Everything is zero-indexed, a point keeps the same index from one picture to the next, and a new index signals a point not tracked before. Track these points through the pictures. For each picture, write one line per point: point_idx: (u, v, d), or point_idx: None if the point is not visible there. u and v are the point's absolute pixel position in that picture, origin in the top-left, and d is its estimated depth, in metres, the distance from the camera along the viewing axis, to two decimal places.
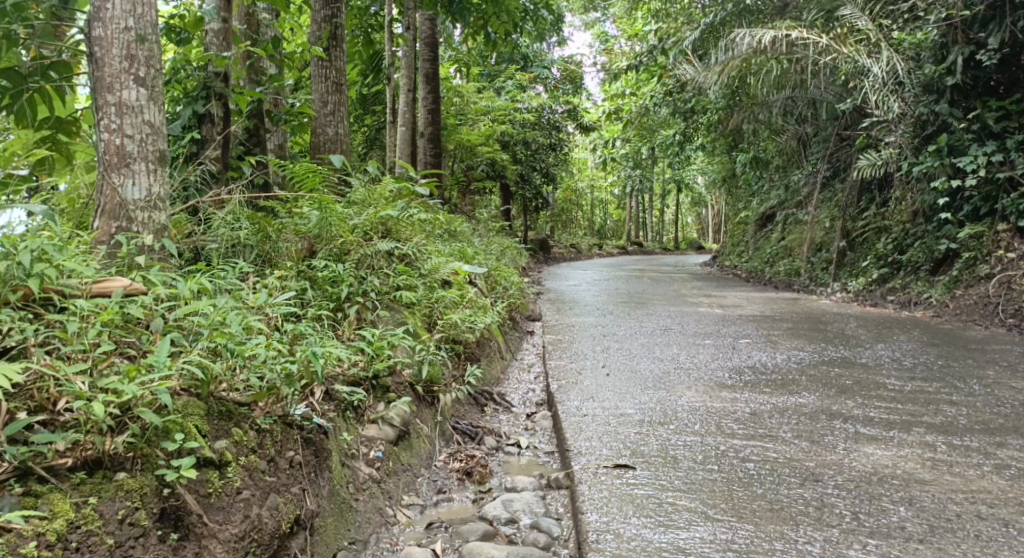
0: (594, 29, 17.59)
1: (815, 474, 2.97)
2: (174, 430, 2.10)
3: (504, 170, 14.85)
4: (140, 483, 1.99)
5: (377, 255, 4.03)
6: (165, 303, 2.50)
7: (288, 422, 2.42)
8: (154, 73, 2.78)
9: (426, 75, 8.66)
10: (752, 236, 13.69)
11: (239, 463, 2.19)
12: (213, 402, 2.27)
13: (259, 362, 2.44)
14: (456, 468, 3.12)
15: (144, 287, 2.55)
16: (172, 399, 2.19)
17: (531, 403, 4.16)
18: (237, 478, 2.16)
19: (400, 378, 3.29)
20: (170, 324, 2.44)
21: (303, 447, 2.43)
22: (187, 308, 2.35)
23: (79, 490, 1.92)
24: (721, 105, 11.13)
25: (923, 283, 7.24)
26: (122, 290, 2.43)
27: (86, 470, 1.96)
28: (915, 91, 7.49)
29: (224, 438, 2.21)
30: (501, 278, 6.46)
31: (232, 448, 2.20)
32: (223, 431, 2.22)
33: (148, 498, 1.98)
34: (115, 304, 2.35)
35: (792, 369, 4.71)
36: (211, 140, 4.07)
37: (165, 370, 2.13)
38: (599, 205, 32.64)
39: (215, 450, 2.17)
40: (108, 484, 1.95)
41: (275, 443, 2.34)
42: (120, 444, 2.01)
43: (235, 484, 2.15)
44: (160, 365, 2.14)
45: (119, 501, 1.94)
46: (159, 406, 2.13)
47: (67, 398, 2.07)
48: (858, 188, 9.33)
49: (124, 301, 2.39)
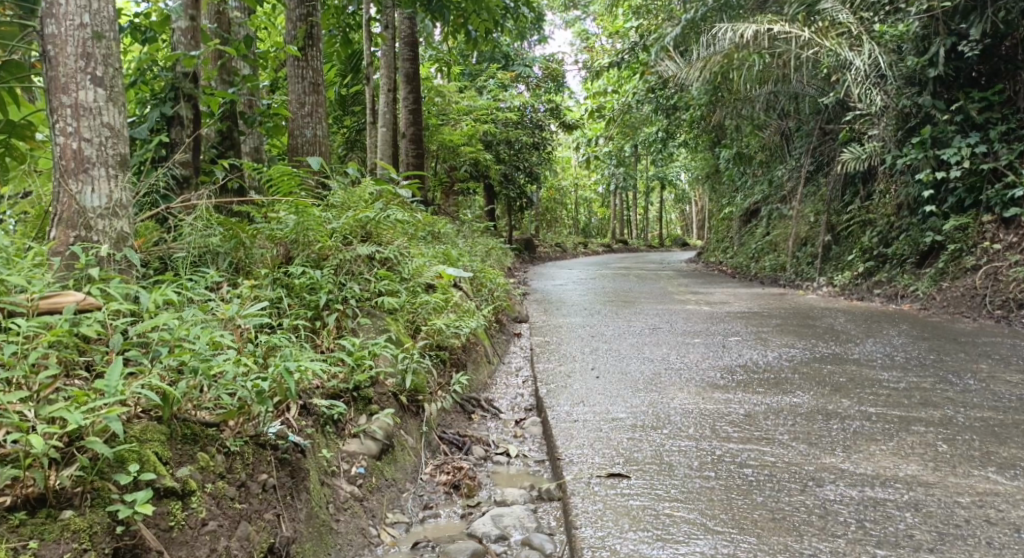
0: (575, 27, 17.46)
1: (816, 479, 2.87)
2: (130, 460, 1.97)
3: (488, 170, 14.73)
4: (88, 522, 1.84)
5: (357, 259, 3.88)
6: (124, 318, 2.34)
7: (260, 442, 2.28)
8: (112, 73, 2.62)
9: (407, 75, 8.52)
10: (738, 232, 13.64)
11: (205, 491, 2.06)
12: (176, 424, 2.14)
13: (228, 379, 2.28)
14: (443, 481, 2.99)
15: (99, 302, 2.38)
16: (129, 424, 2.05)
17: (520, 409, 4.04)
18: (203, 509, 2.02)
19: (383, 388, 3.15)
20: (128, 342, 2.30)
21: (277, 468, 2.28)
22: (148, 324, 2.20)
23: (18, 534, 1.78)
24: (704, 102, 11.07)
25: (909, 275, 7.19)
26: (74, 306, 2.26)
27: (27, 510, 1.83)
28: (898, 83, 7.45)
29: (188, 464, 2.08)
30: (487, 279, 6.33)
31: (198, 476, 2.07)
32: (187, 457, 2.09)
33: (99, 538, 1.83)
34: (65, 322, 2.20)
35: (784, 367, 4.62)
36: (180, 143, 3.86)
37: (117, 395, 1.98)
38: (583, 203, 32.58)
39: (178, 479, 2.03)
40: (52, 524, 1.81)
41: (246, 466, 2.20)
42: (66, 478, 1.87)
43: (200, 514, 2.01)
44: (110, 390, 1.97)
45: (65, 543, 1.79)
46: (112, 434, 1.99)
47: (7, 429, 1.90)
48: (842, 182, 9.29)
49: (75, 318, 2.24)
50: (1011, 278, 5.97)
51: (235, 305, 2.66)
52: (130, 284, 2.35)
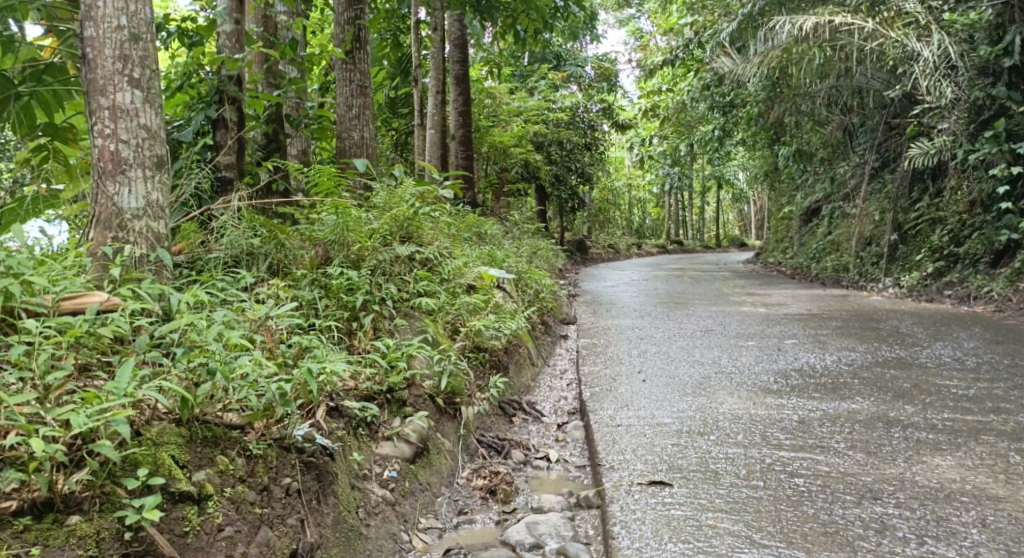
0: (629, 26, 17.22)
1: (874, 491, 2.70)
2: (143, 463, 1.96)
3: (538, 171, 14.62)
4: (95, 528, 1.83)
5: (396, 260, 3.86)
6: (147, 319, 2.37)
7: (285, 446, 2.26)
8: (149, 74, 2.66)
9: (457, 77, 8.52)
10: (797, 232, 13.24)
11: (223, 496, 2.04)
12: (197, 427, 2.14)
13: (252, 382, 2.27)
14: (480, 486, 2.92)
15: (121, 302, 2.44)
16: (145, 428, 2.05)
17: (562, 412, 3.95)
18: (220, 514, 2.00)
19: (419, 390, 3.10)
20: (151, 343, 2.32)
21: (302, 472, 2.25)
22: (170, 326, 2.23)
23: (21, 540, 1.76)
24: (762, 98, 10.76)
25: (982, 276, 6.83)
26: (96, 307, 2.34)
27: (33, 515, 1.81)
28: (969, 74, 7.10)
29: (207, 467, 2.07)
30: (533, 280, 6.24)
31: (216, 480, 2.06)
32: (206, 460, 2.08)
33: (106, 544, 1.82)
34: (85, 323, 2.24)
35: (843, 371, 4.41)
36: (224, 146, 3.92)
37: (124, 397, 1.99)
38: (638, 203, 32.18)
39: (194, 483, 2.02)
40: (57, 530, 1.80)
41: (269, 470, 2.18)
42: (74, 484, 1.86)
43: (216, 520, 1.99)
44: (120, 390, 1.99)
45: (70, 550, 1.78)
46: (122, 439, 1.99)
47: (16, 431, 1.91)
48: (909, 178, 8.90)
49: (95, 320, 2.28)
50: None
51: (266, 307, 2.66)
52: (160, 286, 2.37)
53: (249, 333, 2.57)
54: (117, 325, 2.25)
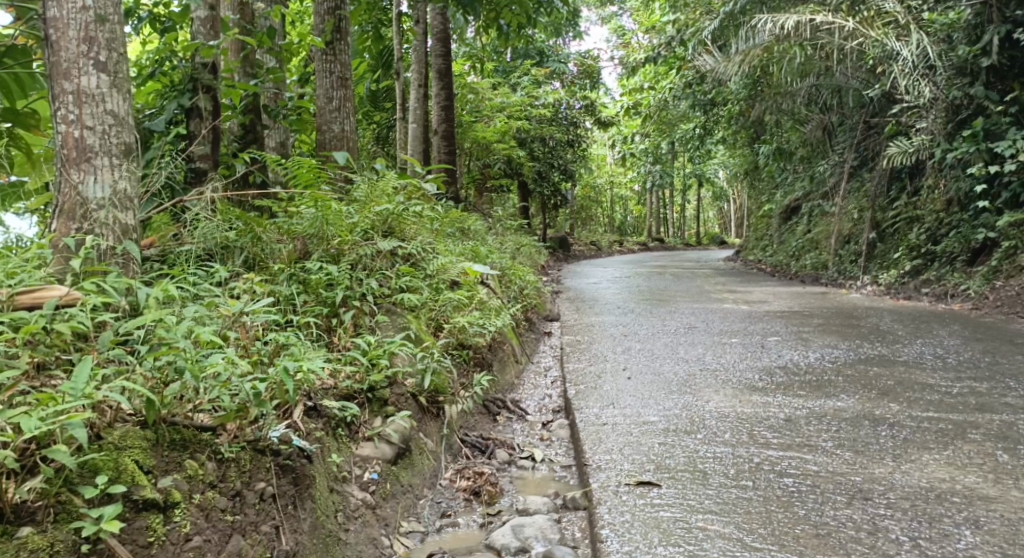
0: (611, 23, 17.15)
1: (864, 491, 2.65)
2: (104, 469, 1.85)
3: (521, 168, 14.55)
4: (50, 540, 1.72)
5: (377, 255, 3.75)
6: (112, 315, 2.27)
7: (260, 448, 2.16)
8: (116, 58, 2.56)
9: (438, 71, 8.38)
10: (777, 230, 13.27)
11: (191, 503, 1.94)
12: (164, 429, 2.03)
13: (224, 381, 2.16)
14: (463, 487, 2.84)
15: (83, 296, 2.32)
16: (107, 431, 1.95)
17: (547, 410, 3.87)
18: (187, 523, 1.90)
19: (401, 389, 3.01)
20: (116, 340, 2.21)
21: (278, 476, 2.15)
22: (136, 322, 2.13)
23: None
24: (744, 95, 10.74)
25: (960, 274, 6.86)
26: (53, 301, 2.21)
27: None
28: (948, 74, 7.12)
29: (174, 473, 1.96)
30: (517, 277, 6.15)
31: (185, 487, 1.95)
32: (173, 465, 1.98)
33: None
34: (42, 319, 2.13)
35: (827, 369, 4.38)
36: (198, 135, 3.79)
37: (80, 399, 1.87)
38: (619, 201, 32.18)
39: (160, 490, 1.91)
40: (7, 543, 1.68)
41: (242, 474, 2.08)
42: (27, 493, 1.76)
43: (183, 529, 1.88)
44: (76, 392, 1.88)
45: None
46: (80, 445, 1.89)
47: None
48: (888, 177, 8.93)
49: (52, 316, 2.16)
50: None
51: (241, 303, 2.56)
52: (127, 280, 2.26)
53: (223, 329, 2.47)
54: (78, 320, 2.14)
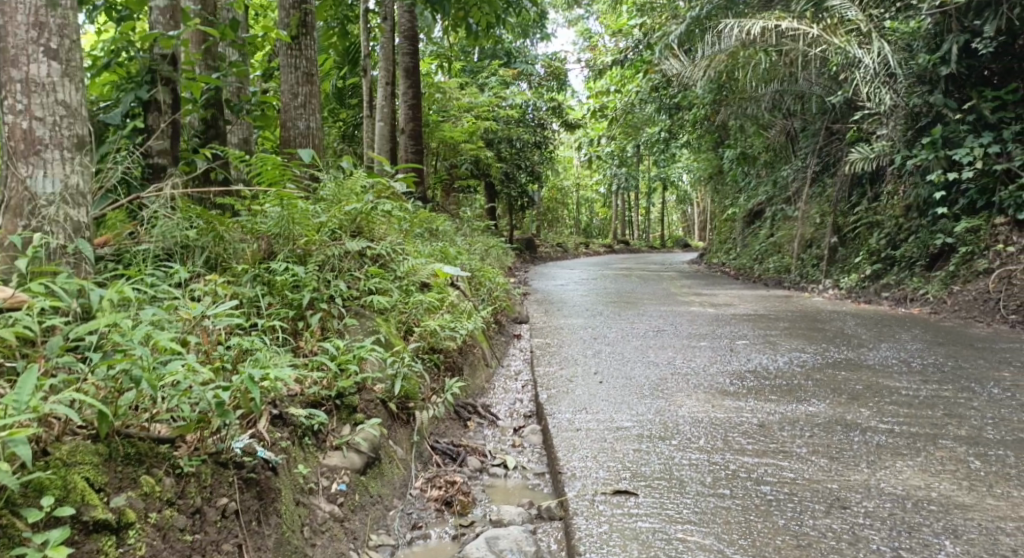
0: (578, 26, 17.16)
1: (842, 499, 2.62)
2: (51, 488, 1.74)
3: (489, 168, 14.48)
4: None
5: (345, 255, 3.63)
6: (61, 320, 2.12)
7: (222, 461, 2.05)
8: (69, 45, 2.42)
9: (406, 69, 8.25)
10: (740, 233, 13.38)
11: (147, 522, 1.83)
12: (118, 442, 1.91)
13: (184, 390, 2.04)
14: (435, 497, 2.73)
15: (27, 299, 2.19)
16: (54, 447, 1.82)
17: (518, 415, 3.79)
18: (142, 544, 1.79)
19: (371, 395, 2.90)
20: (65, 346, 2.07)
21: (241, 491, 2.03)
22: (87, 326, 1.98)
23: None
24: (709, 101, 10.77)
25: (919, 278, 6.95)
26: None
27: None
28: (909, 82, 7.22)
29: (128, 490, 1.85)
30: (486, 279, 6.06)
31: (140, 505, 1.84)
32: (128, 481, 1.86)
33: None
34: None
35: (796, 373, 4.37)
36: (156, 129, 3.64)
37: (25, 413, 1.74)
38: (585, 203, 32.27)
39: (113, 509, 1.80)
40: None
41: (202, 489, 1.96)
42: None
43: (138, 551, 1.78)
44: (20, 404, 1.74)
45: None
46: (24, 462, 1.76)
47: None
48: (849, 182, 9.05)
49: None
50: None
51: (202, 306, 2.42)
52: (78, 281, 2.12)
53: (182, 333, 2.33)
54: (24, 325, 2.00)
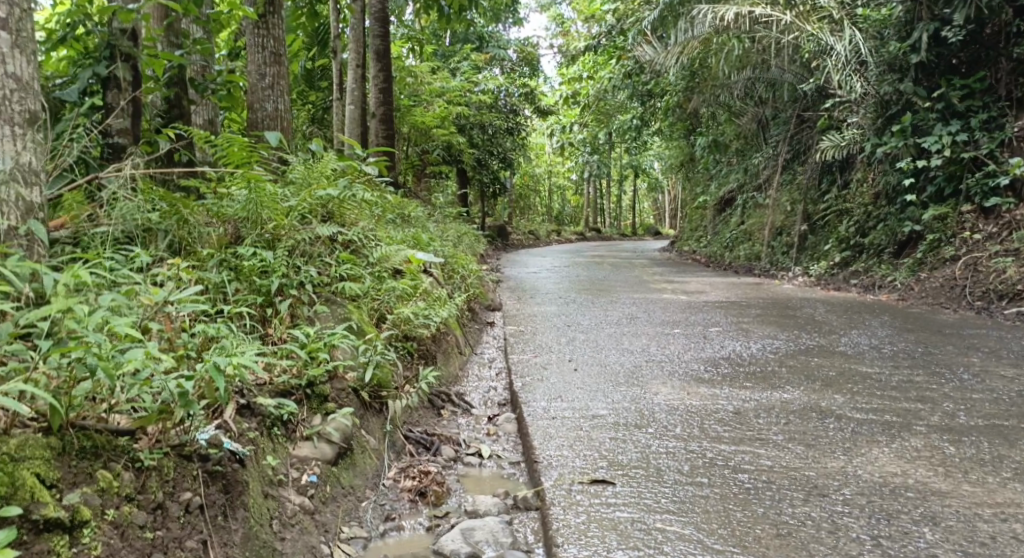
0: (550, 12, 17.04)
1: (820, 487, 2.60)
2: None
3: (461, 155, 14.32)
4: None
5: (315, 240, 3.53)
6: (12, 305, 2.01)
7: (184, 454, 1.96)
8: (18, 14, 2.29)
9: (377, 52, 8.00)
10: (711, 221, 13.44)
11: (103, 520, 1.74)
12: (72, 436, 1.82)
13: (144, 380, 1.95)
14: (408, 487, 2.66)
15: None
16: (3, 440, 1.72)
17: (492, 403, 3.73)
18: (98, 543, 1.71)
19: (342, 384, 2.83)
20: (16, 332, 1.95)
21: (205, 484, 1.95)
22: (40, 312, 1.87)
23: None
24: (681, 88, 10.72)
25: (887, 266, 7.00)
26: None
27: None
28: (879, 70, 7.25)
29: (83, 486, 1.76)
30: (459, 266, 5.98)
31: (96, 502, 1.75)
32: (83, 477, 1.78)
33: None
34: None
35: (769, 360, 4.37)
36: (117, 108, 3.49)
37: None
38: (557, 191, 32.18)
39: (66, 507, 1.71)
40: None
41: (164, 484, 1.89)
42: None
43: (94, 551, 1.69)
44: None
45: None
46: None
47: None
48: (819, 170, 9.10)
49: None
50: (993, 270, 5.79)
51: (165, 291, 2.31)
52: (31, 265, 2.00)
53: (143, 320, 2.22)
54: None
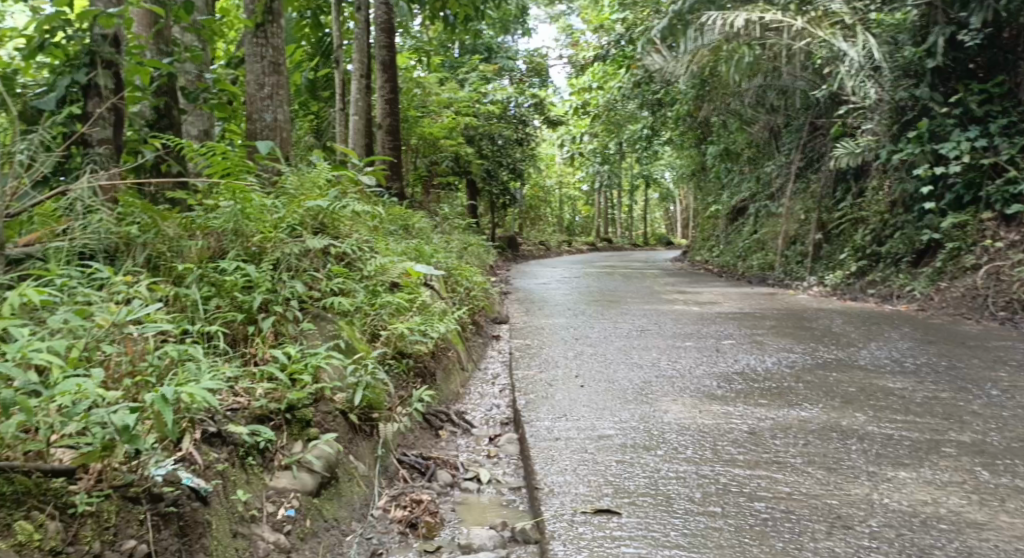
0: (559, 23, 16.92)
1: (844, 517, 2.39)
2: None
3: (470, 165, 14.15)
4: None
5: (304, 254, 3.36)
6: None
7: (129, 497, 1.83)
8: None
9: (383, 63, 7.89)
10: (724, 231, 13.17)
11: None
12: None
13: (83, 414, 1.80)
14: (399, 518, 2.47)
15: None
16: None
17: (494, 423, 3.54)
18: None
19: (328, 406, 2.64)
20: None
21: (153, 530, 1.81)
22: None
23: None
24: (692, 96, 10.52)
25: (905, 275, 6.76)
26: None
27: None
28: (894, 75, 7.02)
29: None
30: (463, 278, 5.80)
31: None
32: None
33: None
34: None
35: (785, 375, 4.14)
36: (95, 117, 3.34)
37: None
38: (568, 202, 31.94)
39: None
40: None
41: (103, 531, 1.75)
42: None
43: None
44: None
45: None
46: None
47: None
48: (833, 178, 8.86)
49: None
50: (1016, 279, 5.56)
51: (127, 311, 2.17)
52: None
53: (103, 343, 2.09)
54: None
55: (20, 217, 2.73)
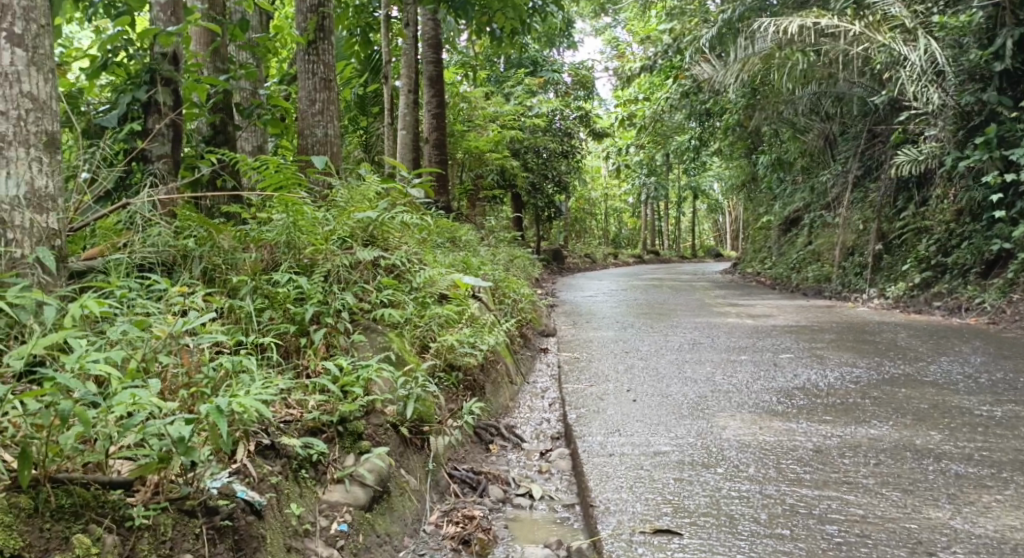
0: (605, 35, 16.85)
1: (925, 543, 2.26)
2: None
3: (515, 178, 14.14)
4: None
5: (355, 266, 3.35)
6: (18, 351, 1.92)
7: (184, 509, 1.83)
8: (34, 30, 2.30)
9: (431, 78, 7.95)
10: (776, 241, 12.87)
11: None
12: (52, 490, 1.73)
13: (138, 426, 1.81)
14: (452, 534, 2.42)
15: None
16: None
17: (545, 437, 3.47)
18: None
19: (380, 419, 2.61)
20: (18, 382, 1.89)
21: (208, 542, 1.81)
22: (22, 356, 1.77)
23: None
24: (741, 106, 10.32)
25: (973, 287, 6.48)
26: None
27: None
28: (959, 80, 6.75)
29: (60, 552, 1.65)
30: (510, 290, 5.76)
31: None
32: (57, 543, 1.66)
33: None
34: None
35: (850, 391, 3.97)
36: (155, 132, 3.42)
37: None
38: (614, 214, 31.72)
39: None
40: None
41: (159, 545, 1.76)
42: None
43: None
44: None
45: None
46: None
47: None
48: (893, 187, 8.58)
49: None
50: None
51: (181, 322, 2.18)
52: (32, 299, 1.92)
53: (159, 354, 2.10)
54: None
55: (83, 231, 2.83)
